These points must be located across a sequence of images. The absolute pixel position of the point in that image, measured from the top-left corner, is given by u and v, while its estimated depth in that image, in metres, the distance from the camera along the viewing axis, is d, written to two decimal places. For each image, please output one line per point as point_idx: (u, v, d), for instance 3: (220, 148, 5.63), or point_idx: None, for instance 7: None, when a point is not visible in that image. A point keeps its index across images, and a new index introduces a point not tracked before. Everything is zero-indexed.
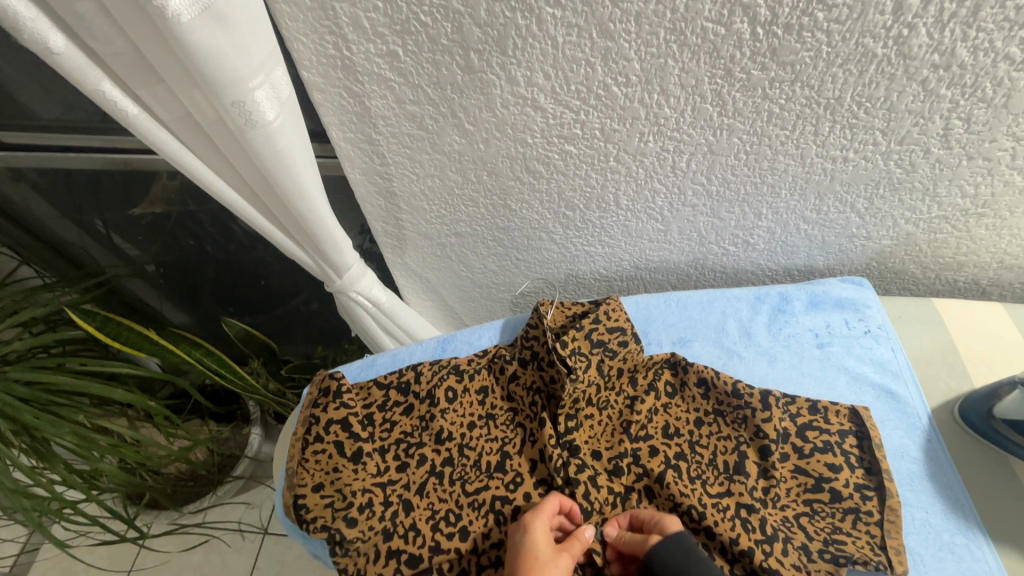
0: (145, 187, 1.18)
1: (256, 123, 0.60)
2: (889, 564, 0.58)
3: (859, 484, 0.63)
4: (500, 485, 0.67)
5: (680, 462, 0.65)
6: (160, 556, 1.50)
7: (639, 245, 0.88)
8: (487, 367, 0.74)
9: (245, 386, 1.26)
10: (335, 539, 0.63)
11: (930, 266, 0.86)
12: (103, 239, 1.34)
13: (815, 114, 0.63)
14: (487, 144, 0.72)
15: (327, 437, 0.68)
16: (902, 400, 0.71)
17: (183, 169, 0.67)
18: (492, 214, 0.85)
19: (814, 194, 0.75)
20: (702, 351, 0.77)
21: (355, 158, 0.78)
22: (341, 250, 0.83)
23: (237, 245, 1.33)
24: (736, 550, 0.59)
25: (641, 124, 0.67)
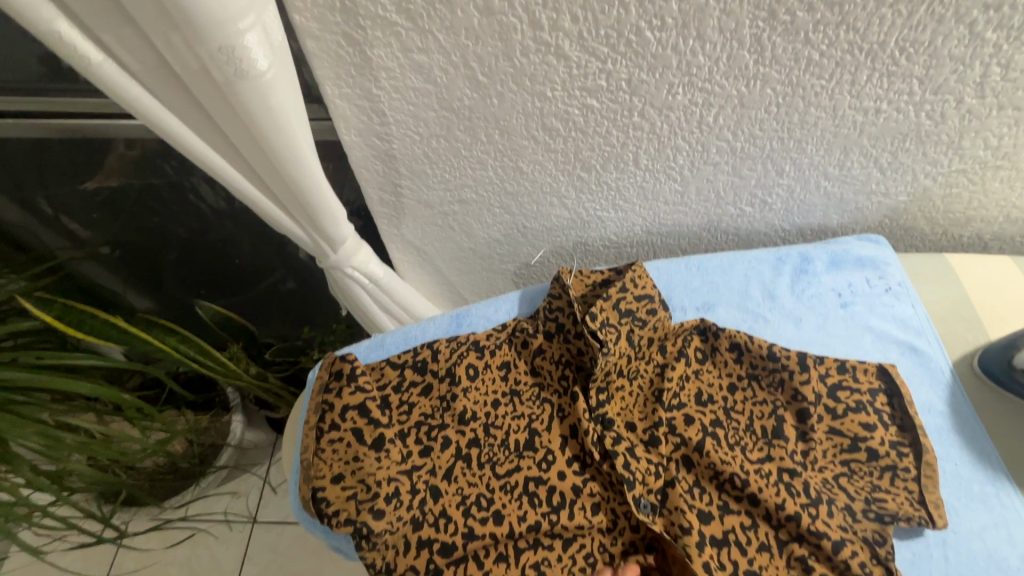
0: (98, 159, 1.08)
1: (246, 74, 0.52)
2: (931, 518, 0.58)
3: (894, 442, 0.63)
4: (532, 464, 0.63)
5: (717, 430, 0.63)
6: (142, 555, 1.43)
7: (654, 208, 0.84)
8: (508, 341, 0.70)
9: (226, 372, 1.18)
10: (361, 534, 0.56)
11: (939, 222, 0.86)
12: (49, 218, 1.19)
13: (855, 61, 0.60)
14: (501, 98, 0.66)
15: (343, 423, 0.62)
16: (925, 356, 0.71)
17: (157, 131, 0.58)
18: (501, 178, 0.79)
19: (839, 149, 0.72)
20: (727, 315, 0.75)
21: (351, 118, 0.70)
22: (337, 222, 0.76)
23: (207, 222, 1.22)
24: (783, 515, 0.58)
25: (672, 74, 0.62)
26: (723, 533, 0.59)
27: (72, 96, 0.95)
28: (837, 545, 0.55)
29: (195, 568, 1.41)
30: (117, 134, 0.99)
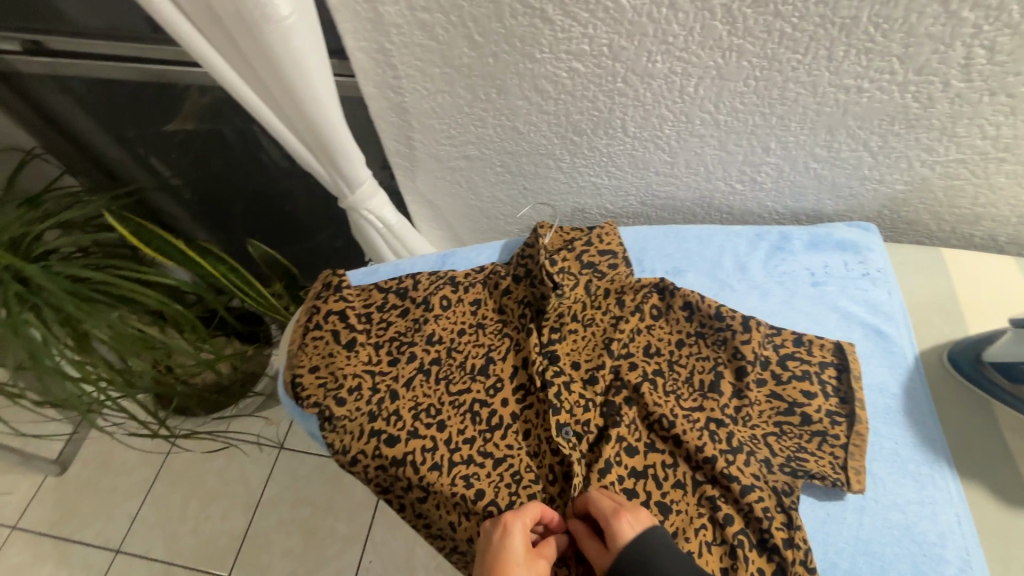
0: (177, 104, 1.24)
1: (270, 17, 0.63)
2: (848, 482, 0.60)
3: (831, 411, 0.65)
4: (481, 389, 0.71)
5: (657, 377, 0.67)
6: (188, 459, 1.59)
7: (645, 178, 0.88)
8: (482, 281, 0.77)
9: (267, 306, 1.34)
10: (325, 415, 0.69)
11: (945, 218, 0.83)
12: (140, 155, 1.41)
13: (828, 35, 0.62)
14: (496, 57, 0.73)
15: (326, 325, 0.74)
16: (890, 340, 0.71)
17: (206, 67, 0.72)
18: (500, 136, 0.86)
19: (825, 129, 0.73)
20: (695, 281, 0.78)
21: (369, 70, 0.80)
22: (354, 164, 0.87)
23: (263, 170, 1.38)
24: (701, 457, 0.61)
25: (649, 42, 0.67)
26: (643, 466, 0.63)
27: (154, 45, 1.09)
28: (745, 488, 0.59)
29: (228, 479, 1.56)
30: (194, 79, 1.13)
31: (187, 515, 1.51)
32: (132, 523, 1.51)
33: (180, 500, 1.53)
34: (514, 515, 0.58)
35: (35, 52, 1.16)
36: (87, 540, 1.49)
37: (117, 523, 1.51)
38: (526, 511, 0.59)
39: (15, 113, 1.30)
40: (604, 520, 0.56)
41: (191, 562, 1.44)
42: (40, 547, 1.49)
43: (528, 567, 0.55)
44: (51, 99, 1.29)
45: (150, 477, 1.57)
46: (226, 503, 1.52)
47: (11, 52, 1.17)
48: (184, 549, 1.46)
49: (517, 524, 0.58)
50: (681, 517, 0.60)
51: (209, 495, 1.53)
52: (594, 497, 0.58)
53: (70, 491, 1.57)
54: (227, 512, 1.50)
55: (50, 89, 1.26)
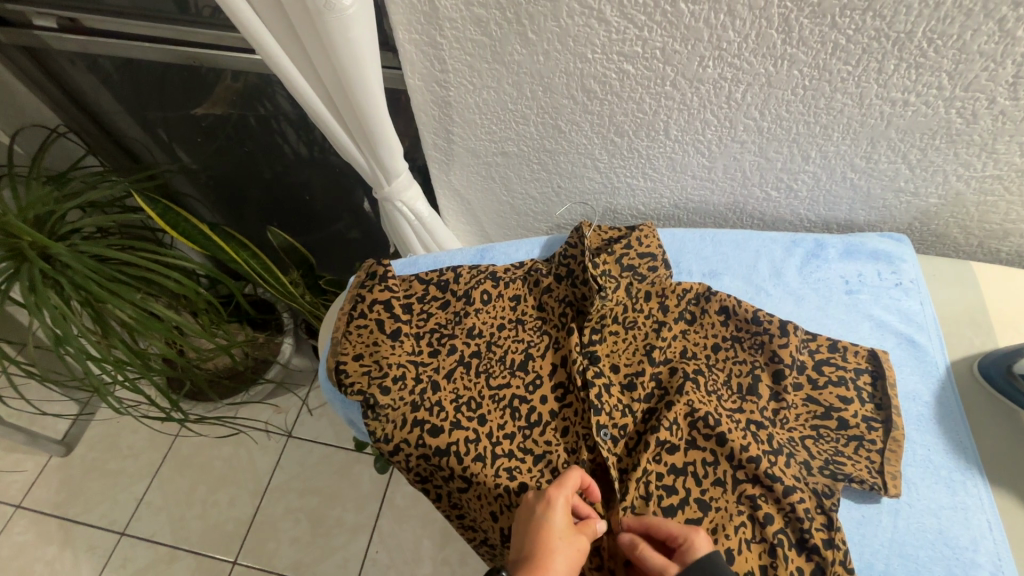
0: (207, 88, 1.23)
1: (332, 8, 0.64)
2: (884, 486, 0.62)
3: (867, 416, 0.66)
4: (521, 384, 0.72)
5: (698, 378, 0.68)
6: (197, 444, 1.58)
7: (681, 181, 0.89)
8: (523, 278, 0.78)
9: (285, 293, 1.29)
10: (369, 403, 0.70)
11: (975, 233, 0.84)
12: (163, 137, 1.40)
13: (881, 48, 0.63)
14: (546, 56, 0.74)
15: (370, 314, 0.76)
16: (922, 349, 0.73)
17: (259, 48, 0.72)
18: (541, 134, 0.87)
19: (867, 140, 0.74)
20: (730, 285, 0.80)
21: (416, 63, 0.81)
22: (394, 156, 0.87)
23: (286, 157, 1.38)
24: (744, 456, 0.62)
25: (703, 47, 0.68)
26: (683, 464, 0.64)
27: (189, 26, 1.07)
28: (787, 489, 0.60)
29: (236, 465, 1.54)
30: (226, 64, 1.12)
31: (194, 500, 1.50)
32: (138, 505, 1.50)
33: (187, 485, 1.52)
34: (558, 487, 0.59)
35: (68, 29, 1.15)
36: (92, 522, 1.48)
37: (123, 506, 1.50)
38: (568, 483, 0.59)
39: (41, 90, 1.29)
40: (680, 537, 0.56)
41: (197, 547, 1.43)
42: (45, 527, 1.48)
43: (570, 542, 0.57)
44: (77, 77, 1.28)
45: (158, 461, 1.57)
46: (234, 489, 1.50)
47: (45, 28, 1.15)
48: (190, 534, 1.45)
49: (561, 498, 0.59)
50: (721, 514, 0.62)
51: (217, 481, 1.52)
52: (659, 521, 0.59)
53: (77, 471, 1.57)
54: (235, 499, 1.49)
55: (79, 67, 1.25)
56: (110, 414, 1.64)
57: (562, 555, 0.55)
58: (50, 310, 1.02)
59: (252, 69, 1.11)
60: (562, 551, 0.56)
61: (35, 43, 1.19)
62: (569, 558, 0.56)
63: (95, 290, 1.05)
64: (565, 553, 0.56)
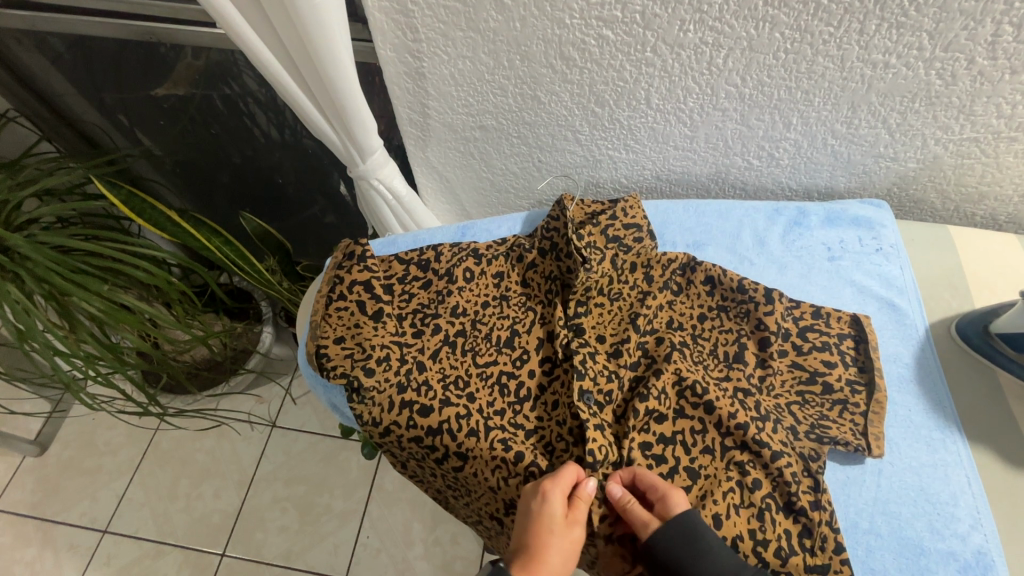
0: (167, 68, 1.17)
1: None
2: (868, 447, 0.63)
3: (850, 380, 0.67)
4: (508, 360, 0.71)
5: (683, 348, 0.68)
6: (177, 438, 1.55)
7: (663, 152, 0.87)
8: (505, 254, 0.77)
9: (262, 280, 1.24)
10: (353, 386, 0.68)
11: (951, 196, 0.85)
12: (122, 120, 1.33)
13: (863, 8, 0.62)
14: (523, 22, 0.72)
15: (349, 295, 0.74)
16: (903, 313, 0.74)
17: (219, 18, 0.68)
18: (519, 106, 0.85)
19: (847, 105, 0.73)
20: (714, 255, 0.79)
21: (387, 32, 0.78)
22: (368, 132, 0.83)
23: (255, 139, 1.32)
24: (731, 423, 0.62)
25: (683, 10, 0.66)
26: (672, 433, 0.64)
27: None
28: (774, 454, 0.60)
29: (219, 457, 1.51)
30: (184, 40, 1.06)
31: (177, 494, 1.47)
32: (120, 502, 1.47)
33: (169, 480, 1.49)
34: (553, 482, 0.59)
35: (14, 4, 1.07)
36: (72, 521, 1.45)
37: (103, 503, 1.47)
38: (565, 478, 0.59)
39: None
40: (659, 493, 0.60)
41: (183, 541, 1.40)
42: (23, 529, 1.44)
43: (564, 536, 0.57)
44: (23, 58, 1.20)
45: (137, 456, 1.53)
46: (218, 481, 1.48)
47: None
48: (175, 528, 1.42)
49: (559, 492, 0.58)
50: (709, 480, 0.62)
51: (200, 474, 1.49)
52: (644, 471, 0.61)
53: (53, 471, 1.52)
54: (220, 491, 1.46)
55: (25, 46, 1.17)
56: (85, 411, 1.59)
57: (557, 548, 0.57)
58: (9, 304, 0.97)
59: (213, 44, 1.06)
60: (556, 545, 0.57)
61: None
62: (565, 548, 0.57)
63: (58, 282, 0.99)
64: (558, 547, 0.57)
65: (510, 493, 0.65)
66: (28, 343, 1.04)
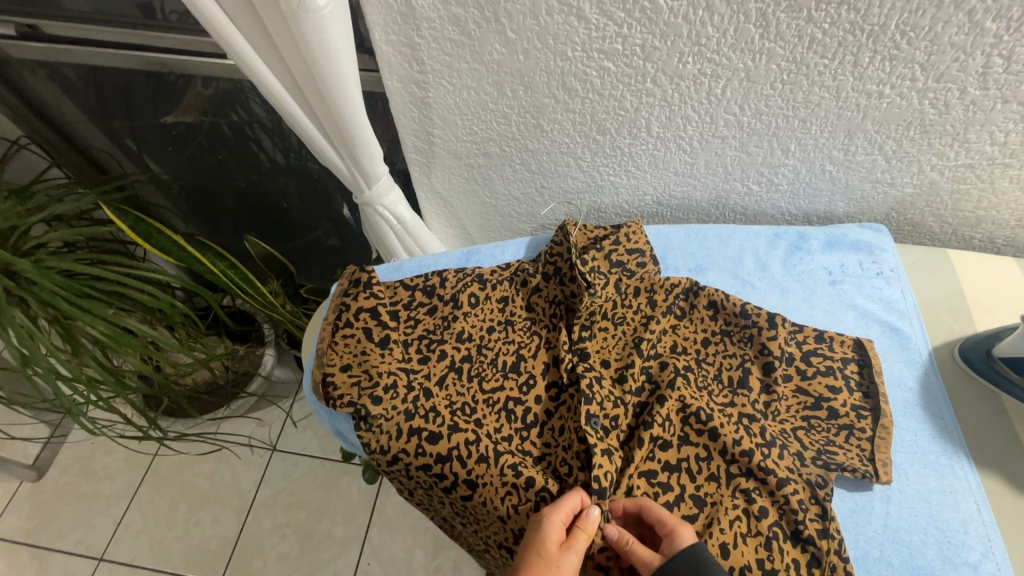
0: (177, 96, 1.20)
1: (306, 7, 0.62)
2: (876, 473, 0.63)
3: (856, 405, 0.67)
4: (514, 386, 0.71)
5: (688, 373, 0.68)
6: (176, 463, 1.53)
7: (664, 178, 0.89)
8: (510, 279, 0.77)
9: (266, 304, 1.25)
10: (361, 414, 0.68)
11: (948, 220, 0.86)
12: (131, 147, 1.36)
13: (857, 41, 0.64)
14: (526, 55, 0.74)
15: (356, 322, 0.74)
16: (905, 337, 0.74)
17: (231, 52, 0.70)
18: (523, 133, 0.87)
19: (844, 132, 0.75)
20: (716, 279, 0.80)
21: (395, 64, 0.80)
22: (374, 159, 0.85)
23: (261, 165, 1.34)
24: (737, 450, 0.62)
25: (682, 43, 0.68)
26: (678, 460, 0.64)
27: (156, 31, 1.04)
28: (781, 481, 0.60)
29: (218, 483, 1.49)
30: (195, 69, 1.09)
31: (176, 520, 1.45)
32: (116, 529, 1.44)
33: (167, 506, 1.47)
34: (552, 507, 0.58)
35: (30, 37, 1.10)
36: (67, 548, 1.42)
37: (99, 530, 1.44)
38: (564, 503, 0.59)
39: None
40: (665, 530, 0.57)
41: (180, 569, 1.38)
42: (17, 557, 1.42)
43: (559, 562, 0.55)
44: (36, 87, 1.23)
45: (135, 481, 1.51)
46: (217, 507, 1.46)
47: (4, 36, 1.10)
48: (172, 555, 1.40)
49: (554, 516, 0.58)
50: (717, 508, 0.61)
51: (199, 500, 1.47)
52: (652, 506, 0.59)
53: (50, 497, 1.50)
54: (219, 517, 1.44)
55: (39, 76, 1.20)
56: (84, 435, 1.58)
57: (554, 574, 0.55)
58: (14, 329, 0.97)
59: (223, 74, 1.08)
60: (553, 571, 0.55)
61: None
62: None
63: (64, 306, 0.99)
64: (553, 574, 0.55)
65: (521, 522, 0.64)
66: (31, 367, 1.03)
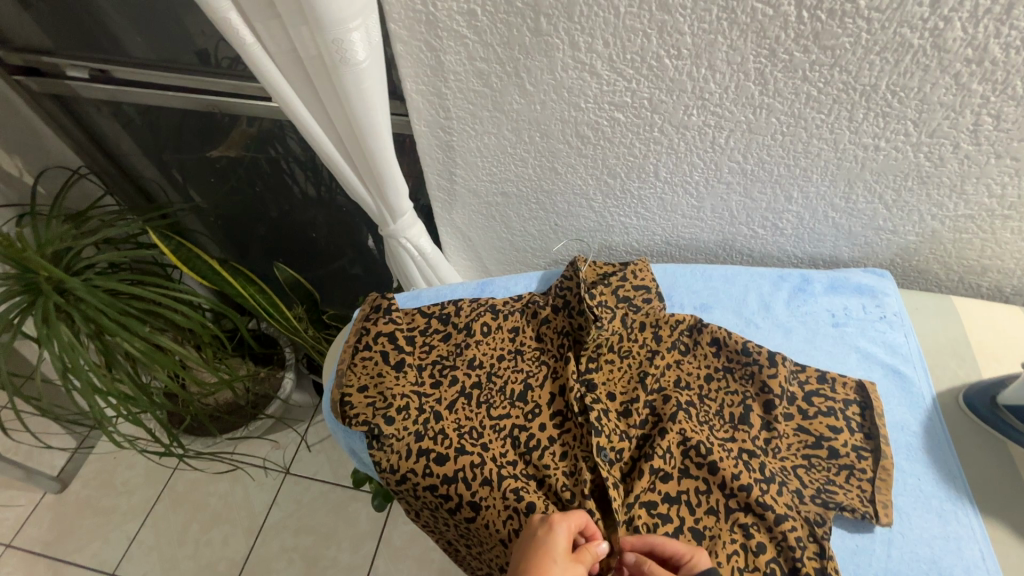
0: (223, 133, 1.30)
1: (348, 62, 0.70)
2: (877, 515, 0.63)
3: (857, 446, 0.68)
4: (520, 414, 0.74)
5: (690, 407, 0.70)
6: (192, 481, 1.57)
7: (672, 220, 0.93)
8: (521, 310, 0.81)
9: (290, 327, 1.31)
10: (374, 432, 0.72)
11: (953, 268, 0.87)
12: (177, 178, 1.47)
13: (850, 99, 0.68)
14: (543, 105, 0.80)
15: (374, 345, 0.79)
16: (909, 381, 0.75)
17: (277, 97, 0.78)
18: (538, 175, 0.93)
19: (843, 181, 0.79)
20: (721, 317, 0.83)
21: (423, 111, 0.88)
22: (399, 194, 0.91)
23: (294, 197, 1.44)
24: (736, 485, 0.63)
25: (687, 97, 0.73)
26: (678, 492, 0.65)
27: (210, 77, 1.15)
28: (778, 517, 0.61)
29: (231, 503, 1.52)
30: (242, 110, 1.19)
31: (187, 539, 1.47)
32: (130, 544, 1.48)
33: (181, 524, 1.50)
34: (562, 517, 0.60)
35: (99, 79, 1.23)
36: (82, 561, 1.46)
37: (114, 545, 1.48)
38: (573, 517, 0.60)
39: (65, 133, 1.36)
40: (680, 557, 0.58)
41: None
42: (35, 567, 1.46)
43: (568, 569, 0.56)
44: (99, 122, 1.35)
45: (152, 498, 1.55)
46: (228, 527, 1.48)
47: (76, 78, 1.23)
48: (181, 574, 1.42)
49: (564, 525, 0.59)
50: (714, 541, 0.62)
51: (211, 519, 1.50)
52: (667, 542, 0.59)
53: (70, 510, 1.55)
54: (229, 538, 1.47)
55: (103, 113, 1.32)
56: (109, 449, 1.64)
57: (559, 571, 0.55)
58: (60, 342, 1.03)
59: (267, 114, 1.18)
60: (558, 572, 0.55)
61: (64, 90, 1.26)
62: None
63: (107, 323, 1.06)
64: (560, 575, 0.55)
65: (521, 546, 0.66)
66: (70, 380, 1.10)
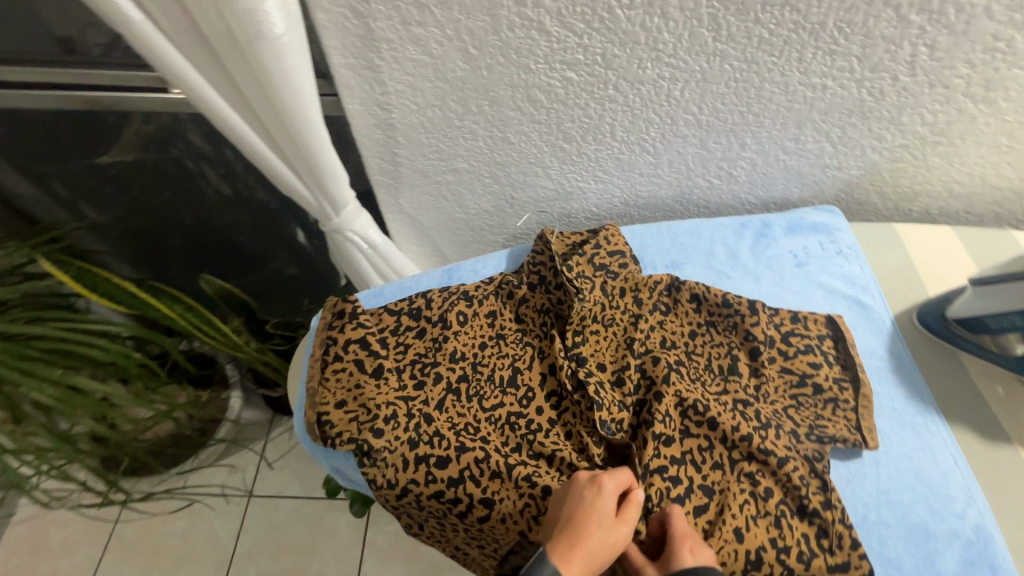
0: (111, 134, 1.12)
1: (264, 37, 0.60)
2: (864, 441, 0.67)
3: (836, 378, 0.71)
4: (514, 400, 0.70)
5: (681, 366, 0.70)
6: (143, 527, 1.42)
7: (631, 179, 0.91)
8: (495, 292, 0.77)
9: (226, 342, 1.19)
10: (363, 449, 0.66)
11: (890, 196, 0.93)
12: (60, 193, 1.26)
13: (800, 40, 0.68)
14: (490, 70, 0.74)
15: (345, 355, 0.72)
16: (869, 308, 0.80)
17: (182, 84, 0.66)
18: (490, 147, 0.87)
19: (794, 123, 0.80)
20: (693, 272, 0.83)
21: (355, 87, 0.79)
22: (340, 184, 0.82)
23: (210, 199, 1.28)
24: (737, 436, 0.65)
25: (641, 49, 0.70)
26: (682, 453, 0.65)
27: (84, 68, 0.98)
28: (781, 461, 0.63)
29: (193, 541, 1.40)
30: (133, 105, 1.03)
31: None
32: None
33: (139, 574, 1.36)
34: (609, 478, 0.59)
35: None
36: None
37: None
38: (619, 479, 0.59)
39: None
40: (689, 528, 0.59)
41: None
42: None
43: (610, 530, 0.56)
44: None
45: (98, 553, 1.39)
46: (195, 567, 1.36)
47: None
48: None
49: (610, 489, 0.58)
50: (725, 494, 0.63)
51: (174, 563, 1.37)
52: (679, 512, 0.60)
53: None
54: None
55: None
56: (34, 510, 1.44)
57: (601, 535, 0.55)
58: None
59: (164, 107, 1.03)
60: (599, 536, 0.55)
61: None
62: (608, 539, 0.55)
63: (4, 372, 0.90)
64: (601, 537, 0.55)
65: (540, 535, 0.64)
66: None
